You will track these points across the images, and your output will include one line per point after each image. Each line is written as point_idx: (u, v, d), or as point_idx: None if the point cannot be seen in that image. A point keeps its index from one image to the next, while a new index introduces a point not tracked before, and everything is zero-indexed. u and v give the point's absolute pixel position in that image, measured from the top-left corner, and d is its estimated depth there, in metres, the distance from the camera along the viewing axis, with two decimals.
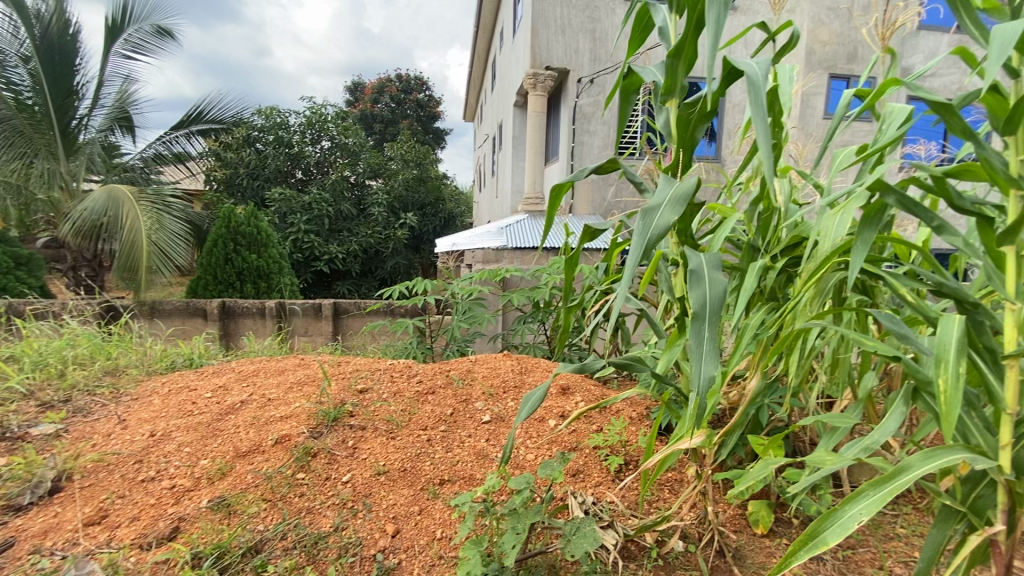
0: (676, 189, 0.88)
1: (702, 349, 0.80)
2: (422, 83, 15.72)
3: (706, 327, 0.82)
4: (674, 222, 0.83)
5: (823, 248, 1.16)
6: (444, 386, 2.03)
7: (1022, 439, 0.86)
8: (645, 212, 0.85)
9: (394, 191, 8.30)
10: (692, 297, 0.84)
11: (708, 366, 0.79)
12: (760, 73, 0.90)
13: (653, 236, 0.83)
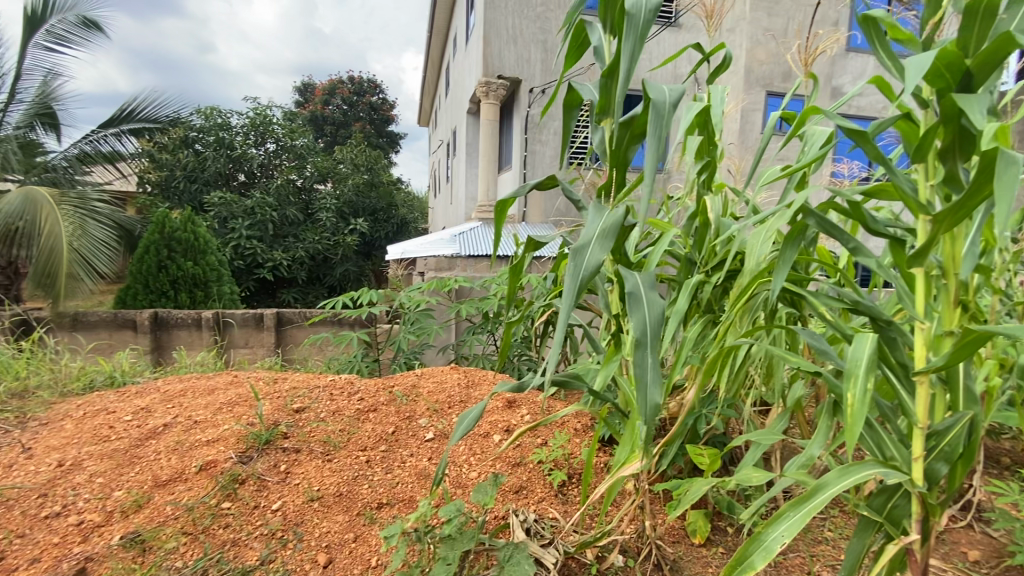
0: (605, 223, 0.88)
1: (644, 377, 0.84)
2: (376, 87, 15.46)
3: (649, 353, 0.85)
4: (606, 259, 0.84)
5: (750, 266, 1.20)
6: (387, 403, 1.96)
7: (934, 453, 0.90)
8: (576, 252, 0.84)
9: (343, 197, 8.07)
10: (632, 323, 0.85)
11: (653, 394, 0.84)
12: (666, 99, 0.88)
13: (586, 274, 0.83)
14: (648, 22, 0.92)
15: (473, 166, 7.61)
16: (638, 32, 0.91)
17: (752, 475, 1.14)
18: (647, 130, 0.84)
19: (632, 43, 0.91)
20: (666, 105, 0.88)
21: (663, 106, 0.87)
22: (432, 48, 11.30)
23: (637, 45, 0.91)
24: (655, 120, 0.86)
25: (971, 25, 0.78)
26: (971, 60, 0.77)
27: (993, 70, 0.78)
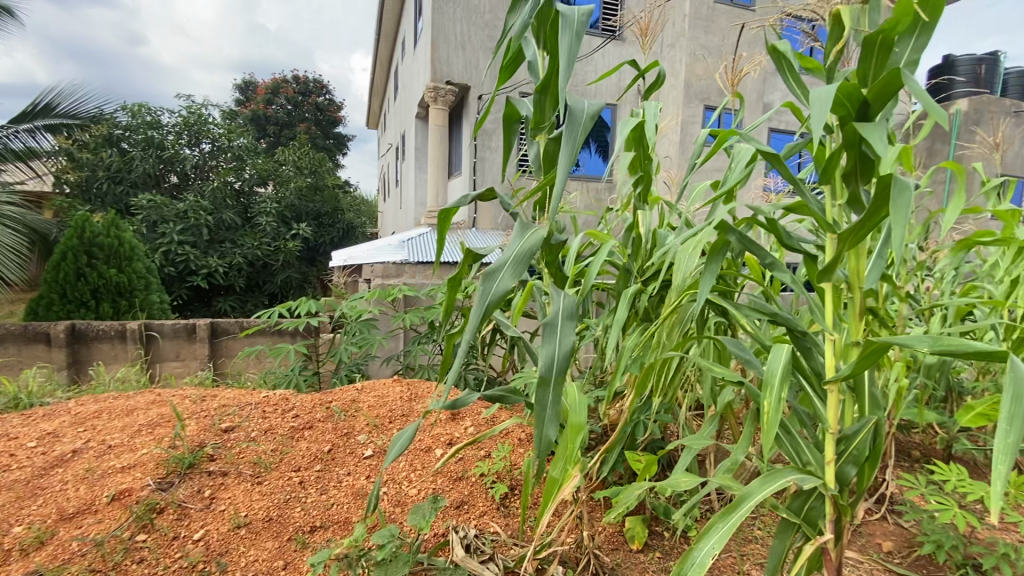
0: (517, 250, 0.95)
1: (543, 415, 0.88)
2: (322, 87, 15.01)
3: (551, 391, 0.89)
4: (511, 288, 0.90)
5: (678, 279, 1.25)
6: (323, 420, 1.88)
7: (844, 456, 0.96)
8: (486, 277, 0.90)
9: (285, 200, 7.76)
10: (540, 359, 0.89)
11: (548, 432, 0.88)
12: (584, 108, 0.91)
13: (493, 298, 0.90)
14: (582, 24, 0.91)
15: (422, 171, 7.51)
16: (576, 28, 0.90)
17: (682, 482, 1.17)
18: (559, 141, 0.85)
19: (570, 39, 0.90)
20: (582, 116, 0.91)
21: (579, 111, 0.91)
22: (380, 50, 11.11)
23: (575, 43, 0.89)
24: (569, 130, 0.88)
25: (869, 58, 0.84)
26: (867, 90, 0.82)
27: (888, 101, 0.83)
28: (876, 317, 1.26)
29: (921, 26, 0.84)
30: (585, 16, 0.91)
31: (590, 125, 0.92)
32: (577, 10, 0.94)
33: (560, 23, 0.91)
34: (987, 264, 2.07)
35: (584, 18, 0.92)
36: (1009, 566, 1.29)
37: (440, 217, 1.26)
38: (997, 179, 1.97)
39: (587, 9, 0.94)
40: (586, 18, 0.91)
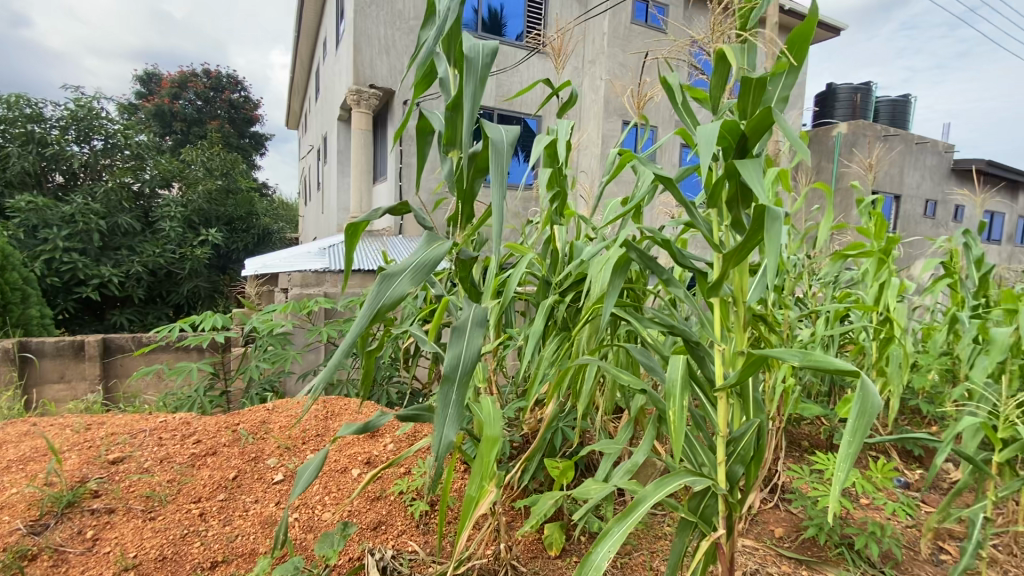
0: (420, 258, 0.94)
1: (446, 412, 0.86)
2: (236, 83, 14.12)
3: (455, 389, 0.88)
4: (411, 292, 0.89)
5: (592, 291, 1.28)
6: (229, 444, 1.77)
7: (732, 456, 1.05)
8: (383, 279, 0.88)
9: (193, 204, 7.19)
10: (446, 357, 0.88)
11: (448, 432, 0.85)
12: (505, 138, 0.92)
13: (384, 303, 0.87)
14: (485, 67, 0.96)
15: (344, 176, 7.26)
16: (480, 75, 0.93)
17: (591, 488, 1.21)
18: (490, 169, 0.83)
19: (474, 86, 0.93)
20: (505, 145, 0.91)
21: (501, 145, 0.90)
22: (300, 48, 10.64)
23: (479, 87, 0.92)
24: (495, 156, 0.88)
25: (747, 93, 0.92)
26: (746, 123, 0.90)
27: (764, 132, 0.92)
28: (763, 322, 1.38)
29: (789, 66, 0.94)
30: (490, 56, 0.94)
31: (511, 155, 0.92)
32: (482, 48, 0.96)
33: (467, 66, 0.94)
34: (859, 274, 2.33)
35: (489, 55, 0.95)
36: (876, 542, 1.45)
37: (347, 233, 1.22)
38: (863, 197, 2.23)
39: (493, 46, 0.97)
40: (490, 59, 0.94)
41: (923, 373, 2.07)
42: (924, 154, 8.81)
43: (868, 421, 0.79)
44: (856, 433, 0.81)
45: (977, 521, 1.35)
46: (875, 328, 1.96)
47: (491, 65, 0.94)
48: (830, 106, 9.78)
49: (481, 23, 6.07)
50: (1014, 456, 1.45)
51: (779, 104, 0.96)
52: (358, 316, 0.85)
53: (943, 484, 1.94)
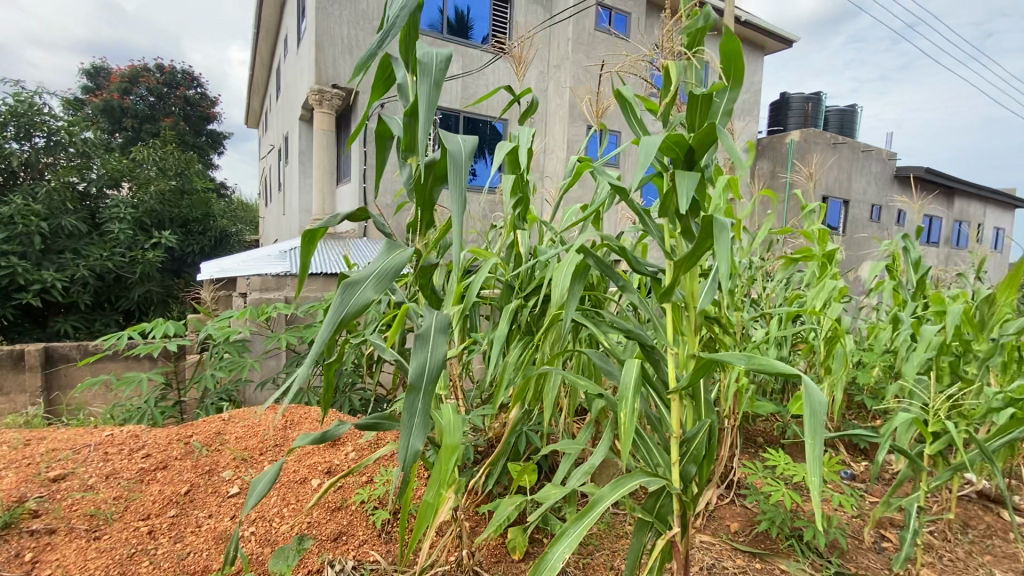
0: (383, 265, 0.90)
1: (412, 422, 0.84)
2: (192, 80, 13.60)
3: (421, 399, 0.86)
4: (375, 299, 0.85)
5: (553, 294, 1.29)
6: (181, 458, 1.70)
7: (687, 455, 1.08)
8: (346, 287, 0.84)
9: (144, 205, 6.87)
10: (410, 366, 0.85)
11: (415, 441, 0.84)
12: (462, 149, 0.92)
13: (349, 311, 0.83)
14: (441, 72, 0.94)
15: (306, 177, 7.08)
16: (434, 80, 0.93)
17: (551, 492, 1.22)
18: (451, 180, 0.83)
19: (430, 89, 0.92)
20: (463, 156, 0.91)
21: (460, 154, 0.91)
22: (260, 45, 10.35)
23: (433, 92, 0.92)
24: (453, 169, 0.89)
25: (694, 107, 0.96)
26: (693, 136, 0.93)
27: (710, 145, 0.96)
28: (717, 324, 1.42)
29: (732, 81, 0.99)
30: (443, 62, 0.94)
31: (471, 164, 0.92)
32: (436, 53, 0.96)
33: (420, 70, 0.93)
34: (808, 276, 2.43)
35: (443, 60, 0.95)
36: (823, 533, 1.52)
37: (303, 238, 1.19)
38: (808, 202, 2.32)
39: (446, 51, 0.96)
40: (444, 65, 0.94)
41: (867, 370, 2.18)
42: (870, 162, 9.30)
43: (822, 417, 0.84)
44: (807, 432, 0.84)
45: (914, 509, 1.43)
46: (821, 329, 2.06)
47: (445, 71, 0.93)
48: (784, 115, 10.19)
49: (447, 25, 6.05)
50: (946, 447, 1.54)
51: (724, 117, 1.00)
52: (321, 327, 0.82)
53: (886, 475, 2.04)
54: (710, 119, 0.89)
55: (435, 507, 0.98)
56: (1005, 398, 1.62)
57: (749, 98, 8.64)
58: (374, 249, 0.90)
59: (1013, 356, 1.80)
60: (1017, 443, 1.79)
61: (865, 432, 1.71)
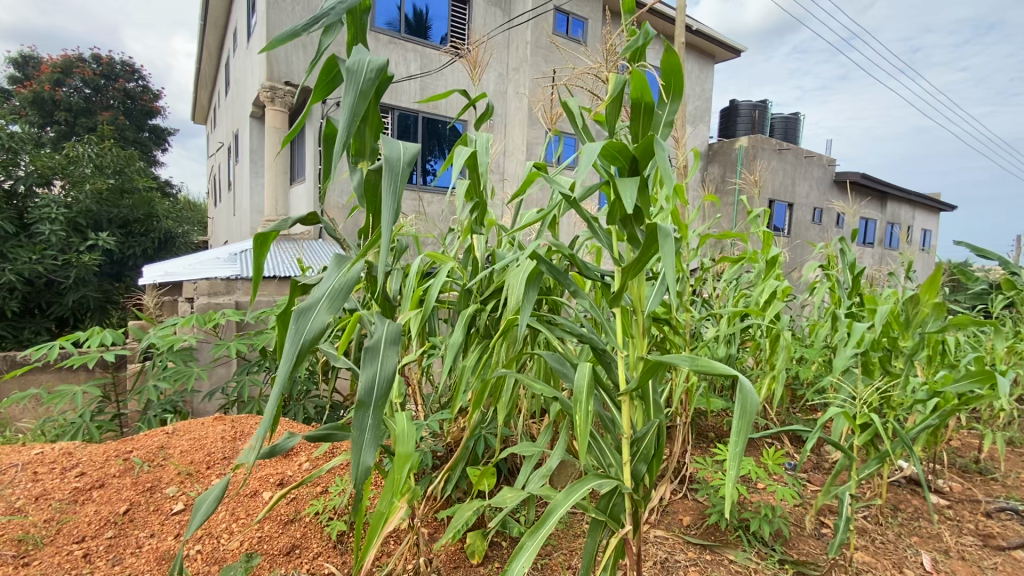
0: (335, 285, 0.88)
1: (361, 439, 0.83)
2: (132, 71, 12.87)
3: (371, 415, 0.85)
4: (330, 322, 0.83)
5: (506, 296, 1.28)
6: (120, 475, 1.61)
7: (636, 456, 1.12)
8: (298, 315, 0.82)
9: (79, 205, 6.44)
10: (360, 381, 0.85)
11: (365, 457, 0.83)
12: (401, 156, 0.92)
13: (305, 341, 0.81)
14: (374, 79, 0.93)
15: (257, 177, 6.82)
16: (359, 89, 0.91)
17: (507, 496, 1.23)
18: (382, 190, 0.84)
19: (354, 99, 0.90)
20: (400, 164, 0.91)
21: (394, 162, 0.91)
22: (207, 39, 9.91)
23: (361, 100, 0.90)
24: (388, 176, 0.88)
25: (637, 117, 1.00)
26: (636, 146, 0.97)
27: (651, 156, 1.00)
28: (667, 325, 1.46)
29: (671, 94, 1.03)
30: (373, 70, 0.92)
31: (407, 174, 0.92)
32: (370, 60, 0.94)
33: (348, 78, 0.92)
34: (754, 277, 2.53)
35: (374, 67, 0.93)
36: (768, 523, 1.59)
37: (255, 242, 1.11)
38: (755, 207, 2.41)
39: (383, 57, 0.95)
40: (374, 74, 0.92)
41: (807, 365, 2.30)
42: (812, 167, 9.82)
43: (751, 421, 0.87)
44: (740, 433, 0.87)
45: (848, 497, 1.52)
46: (764, 327, 2.16)
47: (373, 81, 0.92)
48: (733, 121, 10.63)
49: (405, 24, 5.97)
50: (874, 437, 1.66)
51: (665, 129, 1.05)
52: (279, 362, 0.80)
53: (826, 464, 2.16)
54: (650, 132, 0.94)
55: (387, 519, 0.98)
56: (928, 390, 1.75)
57: (701, 105, 8.96)
58: (324, 268, 0.88)
59: (936, 350, 1.95)
60: (939, 430, 1.94)
61: (800, 427, 1.81)
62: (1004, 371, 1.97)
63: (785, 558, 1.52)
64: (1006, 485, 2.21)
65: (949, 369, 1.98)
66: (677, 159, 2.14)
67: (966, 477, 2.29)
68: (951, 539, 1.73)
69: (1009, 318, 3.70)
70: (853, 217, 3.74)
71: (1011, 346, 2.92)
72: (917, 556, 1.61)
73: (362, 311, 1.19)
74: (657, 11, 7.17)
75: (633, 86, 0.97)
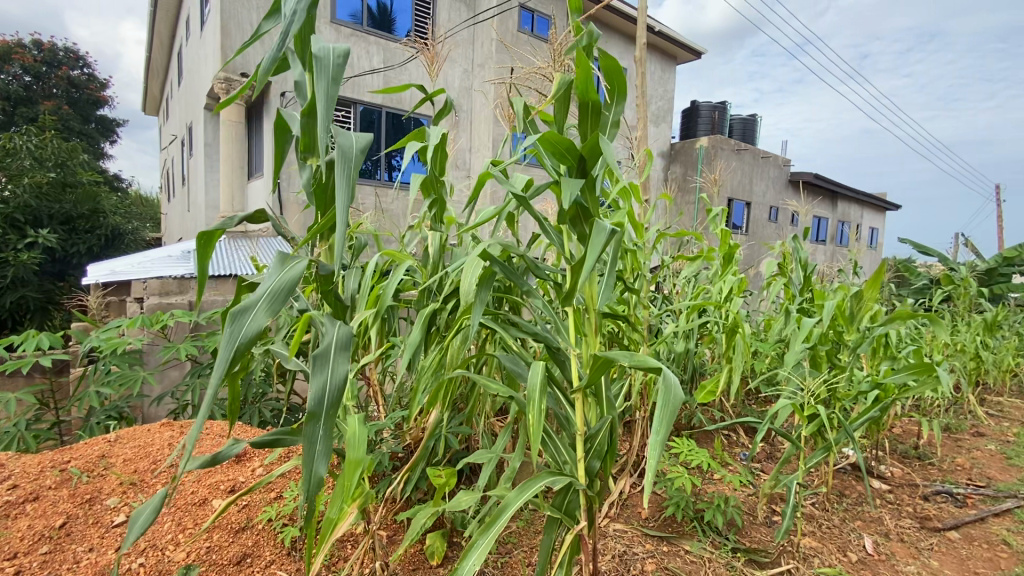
0: (275, 285, 0.85)
1: (313, 450, 0.80)
2: (75, 58, 12.13)
3: (322, 424, 0.82)
4: (269, 324, 0.80)
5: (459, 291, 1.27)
6: (55, 487, 1.52)
7: (590, 452, 1.13)
8: (235, 316, 0.78)
9: (16, 200, 6.03)
10: (309, 391, 0.81)
11: (318, 468, 0.80)
12: (354, 145, 0.89)
13: (241, 342, 0.78)
14: (340, 66, 0.89)
15: (213, 171, 6.55)
16: (330, 74, 0.88)
17: (463, 499, 1.20)
18: (336, 176, 0.81)
19: (326, 84, 0.87)
20: (353, 151, 0.89)
21: (347, 150, 0.88)
22: (157, 25, 9.43)
23: (332, 89, 0.87)
24: (341, 165, 0.85)
25: (584, 117, 1.01)
26: (583, 145, 0.99)
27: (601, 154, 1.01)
28: (623, 320, 1.47)
29: (617, 96, 1.06)
30: (339, 57, 0.90)
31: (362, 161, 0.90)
32: (334, 48, 0.91)
33: (315, 66, 0.88)
34: (712, 275, 2.56)
35: (339, 54, 0.91)
36: (723, 513, 1.62)
37: (200, 240, 1.05)
38: (713, 205, 2.46)
39: (345, 46, 0.93)
40: (341, 60, 0.90)
41: (761, 358, 2.37)
42: (768, 167, 10.18)
43: (673, 413, 0.87)
44: (663, 421, 0.88)
45: (795, 485, 1.58)
46: (721, 323, 2.21)
47: (342, 66, 0.90)
48: (695, 121, 10.89)
49: (368, 16, 5.84)
50: (819, 428, 1.73)
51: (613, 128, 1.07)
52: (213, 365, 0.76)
53: (778, 454, 2.23)
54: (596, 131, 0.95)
55: (336, 524, 0.96)
56: (871, 381, 1.84)
57: (664, 104, 9.13)
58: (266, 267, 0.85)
59: (880, 343, 2.04)
60: (881, 419, 2.04)
61: (751, 419, 1.87)
62: (941, 362, 2.08)
63: (738, 546, 1.55)
64: (942, 469, 2.35)
65: (891, 360, 2.08)
66: (635, 159, 2.14)
67: (906, 462, 2.42)
68: (891, 522, 1.82)
69: (947, 311, 3.94)
70: (807, 215, 3.90)
71: (947, 338, 3.11)
72: (860, 539, 1.69)
73: (313, 312, 1.15)
74: (620, 10, 7.26)
75: (579, 86, 0.99)
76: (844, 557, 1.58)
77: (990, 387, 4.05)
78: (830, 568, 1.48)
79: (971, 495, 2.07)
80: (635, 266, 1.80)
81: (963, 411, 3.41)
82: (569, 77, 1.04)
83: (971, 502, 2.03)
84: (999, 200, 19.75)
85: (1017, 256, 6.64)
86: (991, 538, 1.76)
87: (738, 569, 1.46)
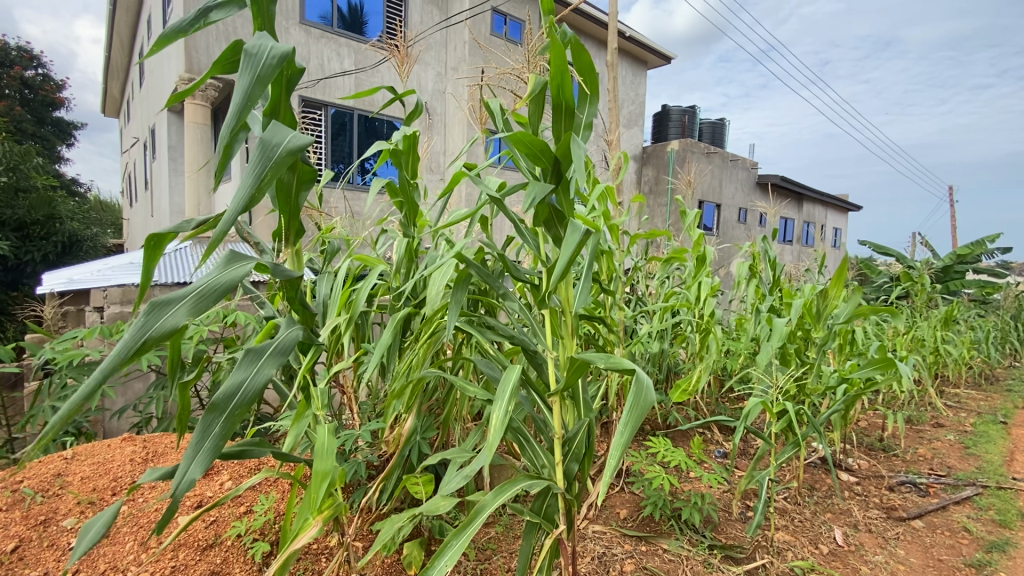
0: (210, 282, 0.77)
1: (199, 446, 0.72)
2: (29, 56, 11.52)
3: (222, 420, 0.74)
4: (184, 324, 0.71)
5: (434, 291, 1.25)
6: (6, 508, 1.43)
7: (569, 454, 1.12)
8: (153, 306, 0.70)
9: None
10: (225, 383, 0.75)
11: (193, 470, 0.71)
12: (283, 144, 0.73)
13: (149, 337, 0.69)
14: (271, 69, 0.73)
15: (177, 174, 6.30)
16: (256, 74, 0.72)
17: (440, 504, 1.15)
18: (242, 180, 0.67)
19: (249, 83, 0.71)
20: (279, 149, 0.73)
21: (271, 145, 0.73)
22: (117, 24, 9.09)
23: (254, 88, 0.71)
24: (255, 165, 0.70)
25: (558, 117, 1.02)
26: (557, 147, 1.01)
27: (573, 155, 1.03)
28: (600, 321, 1.46)
29: (590, 97, 1.07)
30: (275, 57, 0.74)
31: (285, 166, 0.73)
32: (273, 46, 0.75)
33: (244, 62, 0.73)
34: (686, 275, 2.53)
35: (276, 52, 0.75)
36: (699, 510, 1.61)
37: (147, 247, 0.80)
38: (687, 208, 2.46)
39: (288, 45, 0.77)
40: (276, 61, 0.74)
41: (734, 356, 2.39)
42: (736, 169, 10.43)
43: (640, 414, 0.87)
44: (630, 422, 0.87)
45: (769, 480, 1.59)
46: (695, 324, 2.21)
47: (275, 68, 0.73)
48: (666, 125, 11.13)
49: (338, 17, 5.76)
50: (789, 424, 1.75)
51: (586, 129, 1.09)
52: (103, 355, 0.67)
53: (751, 449, 2.28)
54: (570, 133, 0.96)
55: (299, 537, 0.92)
56: (839, 375, 1.88)
57: (635, 109, 9.30)
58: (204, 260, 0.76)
59: (846, 340, 2.09)
60: (848, 413, 2.10)
61: (725, 417, 1.86)
62: (903, 356, 2.16)
63: (714, 543, 1.54)
64: (906, 460, 2.43)
65: (857, 356, 2.13)
66: (610, 160, 2.10)
67: (873, 454, 2.50)
68: (860, 513, 1.87)
69: (906, 306, 4.09)
70: (775, 215, 4.01)
71: (908, 334, 3.22)
72: (830, 532, 1.73)
73: (280, 321, 1.09)
74: (590, 14, 7.35)
75: (554, 86, 0.99)
76: (816, 550, 1.61)
77: (948, 379, 4.21)
78: (802, 561, 1.51)
79: (933, 484, 2.15)
80: (609, 268, 1.79)
81: (924, 405, 3.52)
82: (543, 80, 1.04)
83: (934, 492, 2.11)
84: (952, 201, 20.70)
85: (968, 253, 6.94)
86: (953, 526, 1.83)
87: (714, 566, 1.45)
